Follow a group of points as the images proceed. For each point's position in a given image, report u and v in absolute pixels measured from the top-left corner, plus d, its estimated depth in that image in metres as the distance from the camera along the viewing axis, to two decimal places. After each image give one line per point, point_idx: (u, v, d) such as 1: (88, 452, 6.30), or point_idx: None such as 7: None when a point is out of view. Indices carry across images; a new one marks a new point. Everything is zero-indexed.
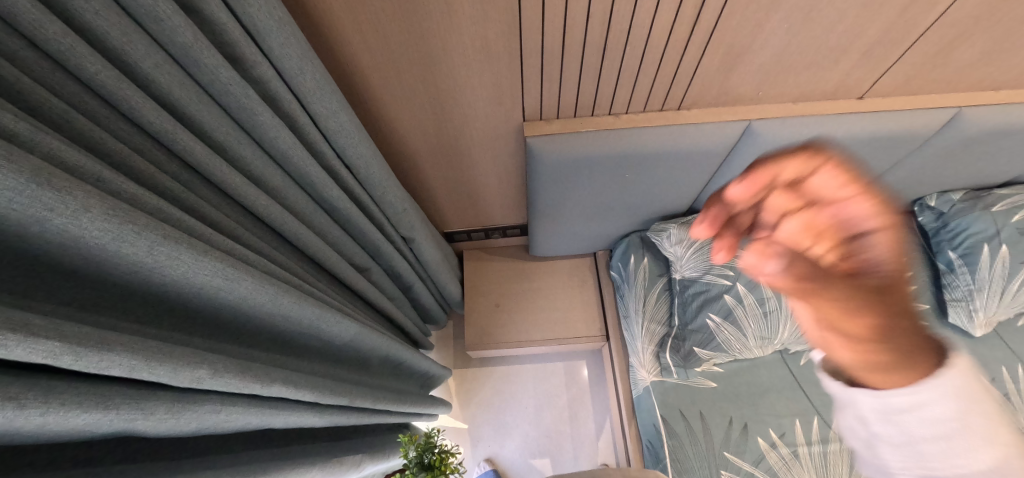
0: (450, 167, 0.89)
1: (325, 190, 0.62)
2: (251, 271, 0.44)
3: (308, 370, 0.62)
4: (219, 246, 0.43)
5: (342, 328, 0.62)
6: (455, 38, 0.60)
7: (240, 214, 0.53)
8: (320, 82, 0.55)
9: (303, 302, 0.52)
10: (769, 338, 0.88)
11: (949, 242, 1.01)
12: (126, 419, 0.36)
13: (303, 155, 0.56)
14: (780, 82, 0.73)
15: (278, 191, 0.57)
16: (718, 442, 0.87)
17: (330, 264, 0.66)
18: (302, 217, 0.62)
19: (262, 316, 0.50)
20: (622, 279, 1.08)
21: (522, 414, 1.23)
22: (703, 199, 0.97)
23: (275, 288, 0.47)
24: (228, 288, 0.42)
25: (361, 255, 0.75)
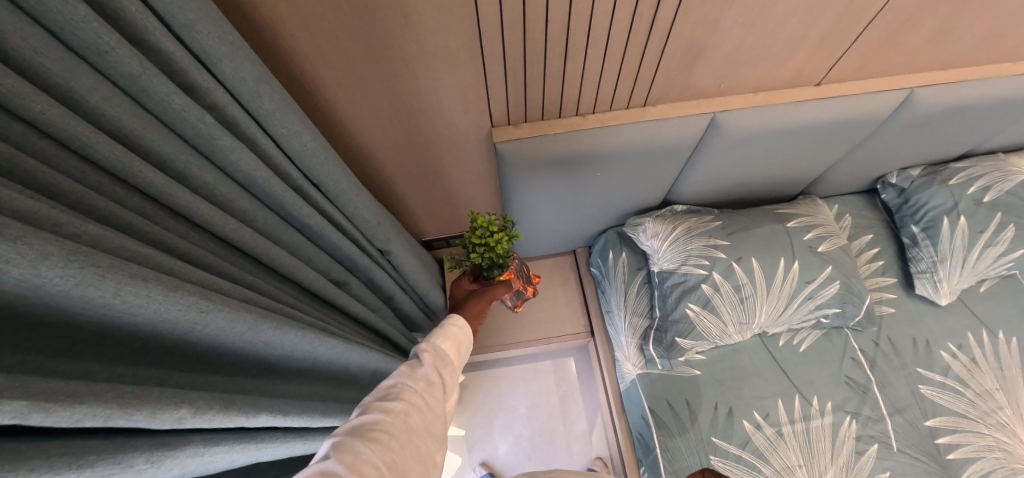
0: (424, 175, 0.89)
1: (296, 210, 0.61)
2: (227, 302, 0.43)
3: (294, 395, 0.60)
4: (190, 278, 0.42)
5: (330, 349, 0.61)
6: (417, 49, 0.60)
7: (209, 241, 0.52)
8: (279, 103, 0.54)
9: (285, 328, 0.51)
10: (747, 323, 0.91)
11: (912, 217, 1.07)
12: (104, 473, 0.35)
13: (269, 176, 0.55)
14: (740, 74, 0.75)
15: (246, 215, 0.55)
16: (705, 429, 0.90)
17: (307, 283, 0.65)
18: (273, 237, 0.61)
19: (244, 348, 0.49)
20: (603, 275, 1.09)
21: (515, 415, 1.23)
22: (675, 192, 1.00)
23: (253, 317, 0.46)
24: (204, 322, 0.41)
25: (339, 271, 0.74)
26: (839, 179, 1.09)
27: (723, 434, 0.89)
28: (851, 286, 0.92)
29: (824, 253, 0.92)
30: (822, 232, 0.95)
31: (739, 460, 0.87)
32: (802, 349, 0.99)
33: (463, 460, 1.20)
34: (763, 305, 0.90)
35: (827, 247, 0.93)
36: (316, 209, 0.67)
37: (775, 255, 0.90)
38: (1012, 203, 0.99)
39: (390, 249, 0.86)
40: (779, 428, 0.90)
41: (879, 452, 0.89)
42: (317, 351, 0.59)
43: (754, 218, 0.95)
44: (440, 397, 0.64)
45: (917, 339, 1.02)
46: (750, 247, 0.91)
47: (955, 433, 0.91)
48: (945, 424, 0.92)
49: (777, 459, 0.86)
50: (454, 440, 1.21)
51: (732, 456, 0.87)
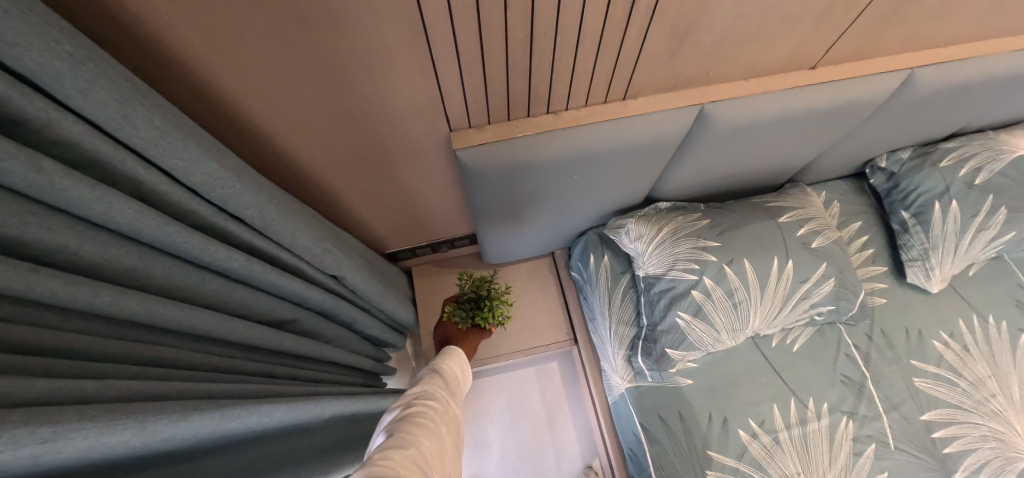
0: (379, 187, 0.78)
1: (208, 254, 0.50)
2: (90, 413, 0.34)
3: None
4: (27, 394, 0.32)
5: (271, 417, 0.51)
6: (346, 51, 0.49)
7: (80, 321, 0.41)
8: (165, 127, 0.42)
9: (193, 417, 0.41)
10: (741, 328, 0.85)
11: (902, 202, 1.01)
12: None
13: (160, 223, 0.43)
14: (728, 59, 0.67)
15: (136, 271, 0.45)
16: (700, 442, 0.84)
17: (233, 335, 0.55)
18: (179, 290, 0.50)
19: (141, 450, 0.40)
20: (584, 280, 1.01)
21: (498, 428, 1.16)
22: (659, 188, 0.93)
23: (140, 418, 0.37)
24: (54, 450, 0.32)
25: (278, 308, 0.65)
26: (828, 165, 1.02)
27: (719, 446, 0.84)
28: (845, 282, 0.87)
29: (818, 249, 0.87)
30: (815, 225, 0.89)
31: (736, 472, 0.82)
32: (796, 348, 0.94)
33: None
34: (758, 309, 0.84)
35: (820, 243, 0.88)
36: (234, 242, 0.57)
37: (768, 255, 0.85)
38: (1003, 184, 0.95)
39: (342, 274, 0.75)
40: (775, 435, 0.85)
41: (878, 452, 0.86)
42: (250, 424, 0.49)
43: (743, 214, 0.89)
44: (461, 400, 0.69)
45: (910, 329, 0.97)
46: (741, 247, 0.84)
47: (951, 427, 0.89)
48: (941, 417, 0.90)
49: (775, 468, 0.82)
50: None
51: (730, 468, 0.82)
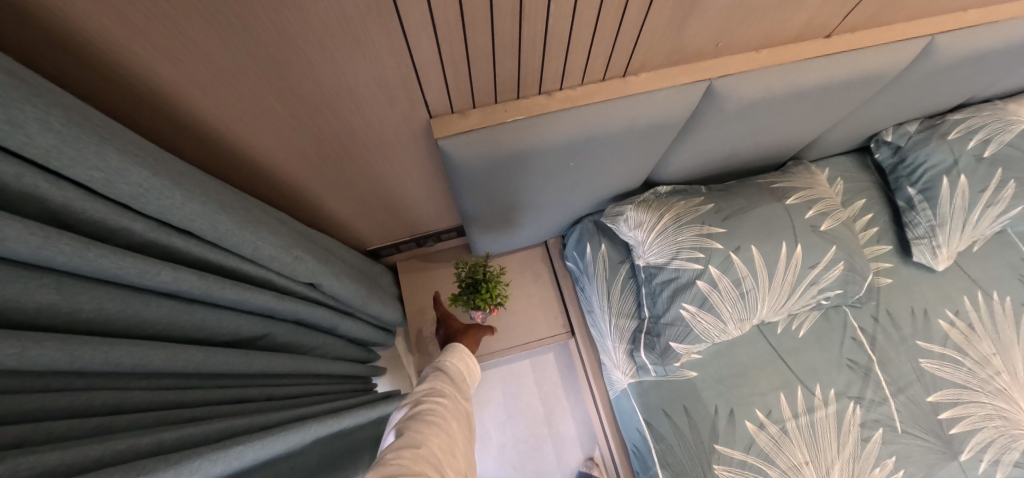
0: (353, 183, 0.71)
1: (147, 278, 0.44)
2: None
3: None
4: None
5: (234, 460, 0.45)
6: (297, 31, 0.42)
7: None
8: (68, 133, 0.35)
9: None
10: (748, 318, 0.81)
11: (908, 178, 0.96)
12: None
13: (77, 248, 0.37)
14: (738, 29, 0.60)
15: (56, 306, 0.39)
16: (706, 436, 0.81)
17: (188, 362, 0.49)
18: (116, 320, 0.44)
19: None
20: (580, 271, 0.95)
21: (496, 423, 1.12)
22: (659, 171, 0.87)
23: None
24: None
25: (244, 324, 0.59)
26: (832, 141, 0.97)
27: (726, 440, 0.81)
28: (853, 265, 0.84)
29: (827, 233, 0.83)
30: (823, 207, 0.85)
31: (743, 466, 0.79)
32: (802, 334, 0.90)
33: None
34: (765, 297, 0.80)
35: (828, 225, 0.83)
36: (180, 255, 0.50)
37: (776, 240, 0.80)
38: (1012, 155, 0.90)
39: (319, 282, 0.69)
40: (783, 425, 0.83)
41: (885, 437, 0.84)
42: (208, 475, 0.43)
43: (749, 198, 0.84)
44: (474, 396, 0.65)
45: (915, 309, 0.94)
46: (747, 233, 0.80)
47: (955, 407, 0.88)
48: (946, 398, 0.88)
49: (784, 459, 0.80)
50: None
51: (737, 462, 0.79)
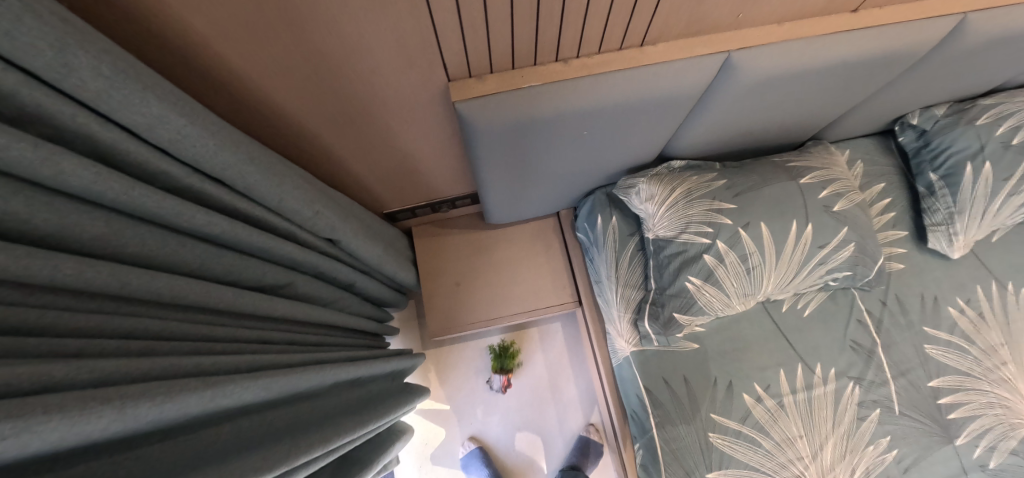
0: (373, 145, 0.74)
1: (183, 219, 0.47)
2: (56, 403, 0.31)
3: (221, 448, 0.50)
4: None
5: (260, 390, 0.49)
6: None
7: (44, 295, 0.38)
8: (116, 80, 0.38)
9: (178, 398, 0.39)
10: (752, 293, 0.82)
11: (930, 163, 0.94)
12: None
13: (127, 186, 0.40)
14: (759, 2, 0.59)
15: (105, 239, 0.42)
16: (704, 405, 0.84)
17: (222, 303, 0.53)
18: (158, 260, 0.48)
19: (125, 435, 0.37)
20: (590, 242, 0.96)
21: (501, 387, 1.16)
22: (673, 146, 0.87)
23: (113, 405, 0.34)
24: (19, 445, 0.29)
25: (269, 274, 0.62)
26: (854, 122, 0.95)
27: (722, 410, 0.84)
28: (865, 247, 0.83)
29: (840, 213, 0.82)
30: (839, 188, 0.84)
31: (738, 435, 0.82)
32: (807, 313, 0.90)
33: (450, 434, 1.14)
34: (771, 274, 0.81)
35: (842, 206, 0.83)
36: (216, 206, 0.53)
37: (787, 218, 0.80)
38: None
39: (338, 238, 0.73)
40: (780, 399, 0.85)
41: (881, 417, 0.86)
42: (240, 398, 0.47)
43: (762, 175, 0.84)
44: None
45: (926, 296, 0.93)
46: (759, 210, 0.80)
47: (957, 393, 0.88)
48: (948, 384, 0.89)
49: (777, 431, 0.83)
50: (437, 412, 1.15)
51: (732, 431, 0.82)
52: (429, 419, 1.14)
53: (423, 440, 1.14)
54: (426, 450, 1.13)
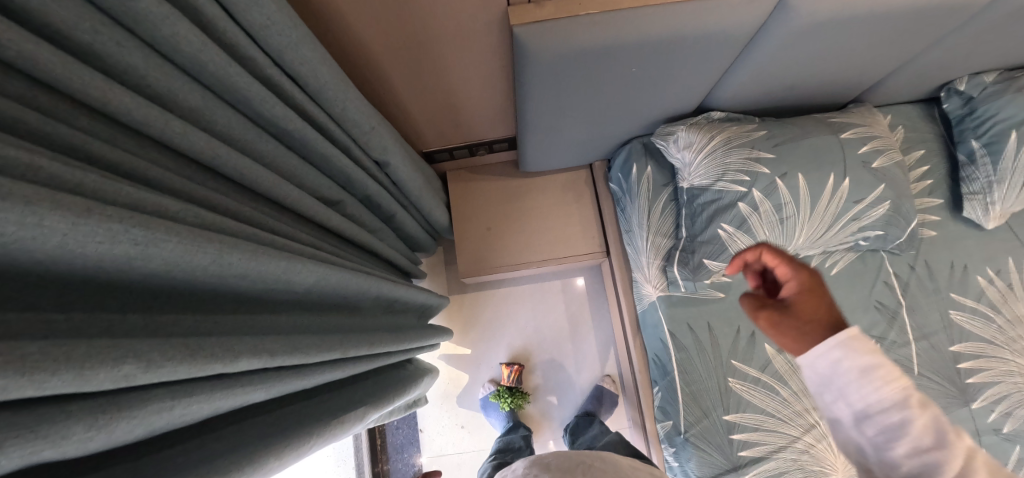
0: (427, 79, 0.75)
1: (264, 108, 0.49)
2: (175, 228, 0.33)
3: (289, 327, 0.52)
4: (114, 198, 0.31)
5: (315, 277, 0.52)
6: None
7: (152, 151, 0.40)
8: None
9: (261, 258, 0.42)
10: (784, 245, 0.83)
11: (973, 131, 0.91)
12: (19, 456, 0.25)
13: (226, 62, 0.42)
14: None
15: (207, 117, 0.44)
16: (725, 352, 0.87)
17: (296, 204, 0.56)
18: (243, 148, 0.49)
19: (211, 285, 0.41)
20: (623, 192, 0.98)
21: (523, 334, 1.21)
22: (715, 96, 0.87)
23: (216, 247, 0.36)
24: (145, 255, 0.32)
25: (327, 187, 0.64)
26: (899, 86, 0.93)
27: (744, 357, 0.87)
28: (900, 207, 0.83)
29: (879, 170, 0.82)
30: (879, 145, 0.84)
31: (756, 382, 0.86)
32: (834, 272, 0.92)
33: (471, 377, 1.20)
34: (804, 226, 0.82)
35: (882, 163, 0.83)
36: (293, 107, 0.55)
37: (823, 172, 0.80)
38: None
39: (387, 161, 0.76)
40: None
41: None
42: (304, 280, 0.50)
43: (803, 128, 0.83)
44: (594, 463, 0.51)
45: (957, 263, 0.94)
46: (796, 161, 0.80)
47: (978, 359, 0.89)
48: (969, 350, 0.90)
49: (795, 381, 0.86)
50: (460, 358, 1.21)
51: (751, 378, 0.86)
52: (451, 364, 1.20)
53: (446, 381, 1.20)
54: (448, 391, 1.20)
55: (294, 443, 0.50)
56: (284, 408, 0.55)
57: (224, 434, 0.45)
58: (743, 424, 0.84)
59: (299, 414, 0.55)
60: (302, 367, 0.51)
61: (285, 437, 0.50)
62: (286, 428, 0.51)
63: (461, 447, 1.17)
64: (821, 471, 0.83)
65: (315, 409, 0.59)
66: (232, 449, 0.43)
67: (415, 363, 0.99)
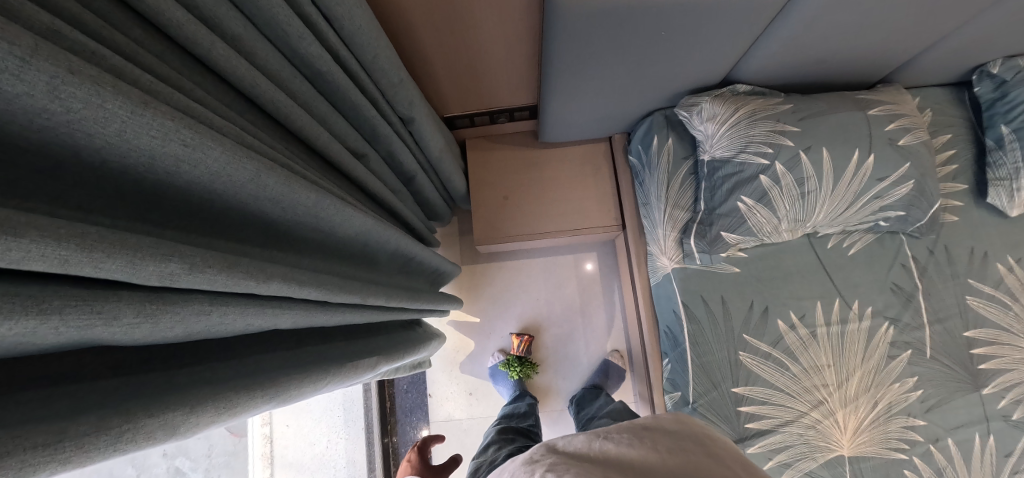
0: (455, 40, 0.73)
1: (301, 45, 0.49)
2: (219, 137, 0.32)
3: (312, 268, 0.51)
4: (166, 99, 0.30)
5: (348, 218, 0.53)
6: None
7: (195, 74, 0.39)
8: None
9: (295, 186, 0.41)
10: (803, 221, 0.84)
11: (1004, 116, 0.87)
12: (78, 326, 0.26)
13: None
14: None
15: (249, 49, 0.43)
16: (738, 325, 0.90)
17: (337, 158, 0.56)
18: (277, 83, 0.49)
19: (245, 207, 0.40)
20: (642, 165, 0.99)
21: (534, 304, 1.27)
22: (742, 69, 0.85)
23: (256, 165, 0.36)
24: (193, 160, 0.31)
25: (355, 137, 0.63)
26: (931, 65, 0.90)
27: (755, 331, 0.89)
28: (923, 188, 0.82)
29: (905, 147, 0.81)
30: (906, 123, 0.82)
31: (767, 356, 0.88)
32: (851, 253, 0.92)
33: (480, 345, 1.27)
34: (824, 201, 0.82)
35: (908, 141, 0.81)
36: (328, 52, 0.55)
37: (849, 146, 0.80)
38: None
39: (412, 117, 0.77)
40: (813, 329, 0.88)
41: (911, 358, 0.87)
42: (335, 218, 0.51)
43: (830, 102, 0.82)
44: (618, 461, 0.49)
45: (976, 250, 0.91)
46: (823, 135, 0.80)
47: (991, 346, 0.87)
48: (984, 336, 0.88)
49: (806, 358, 0.87)
50: (470, 325, 1.27)
51: (762, 352, 0.88)
52: (462, 330, 1.27)
53: (455, 349, 1.27)
54: (459, 358, 1.27)
55: (321, 378, 0.52)
56: (321, 347, 0.57)
57: (258, 358, 0.47)
58: (751, 397, 0.87)
59: (330, 352, 0.57)
60: (327, 303, 0.51)
61: (313, 369, 0.51)
62: (319, 362, 0.53)
63: (469, 414, 1.24)
64: (827, 448, 0.84)
65: (331, 353, 0.58)
66: (254, 374, 0.44)
67: (423, 327, 0.99)
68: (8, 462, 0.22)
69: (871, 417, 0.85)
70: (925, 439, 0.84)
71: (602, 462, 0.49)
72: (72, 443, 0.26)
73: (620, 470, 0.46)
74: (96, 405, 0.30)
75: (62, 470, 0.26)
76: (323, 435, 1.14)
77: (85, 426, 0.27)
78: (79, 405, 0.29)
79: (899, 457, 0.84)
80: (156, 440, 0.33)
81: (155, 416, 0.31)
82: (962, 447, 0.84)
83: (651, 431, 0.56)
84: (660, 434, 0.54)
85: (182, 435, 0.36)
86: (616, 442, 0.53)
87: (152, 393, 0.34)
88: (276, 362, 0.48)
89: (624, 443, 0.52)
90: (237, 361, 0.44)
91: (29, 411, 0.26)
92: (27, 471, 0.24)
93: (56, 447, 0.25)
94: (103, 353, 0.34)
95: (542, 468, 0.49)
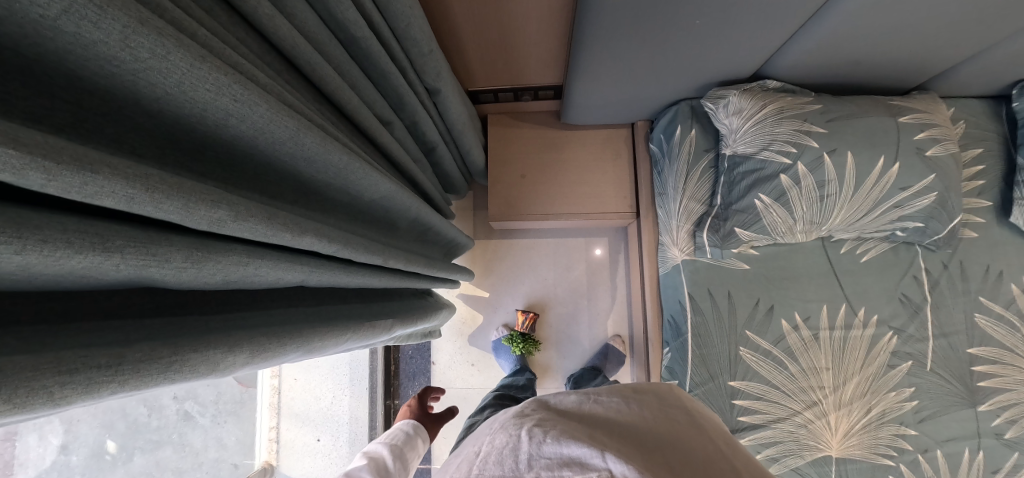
0: (484, 15, 0.73)
1: (339, 8, 0.49)
2: (264, 94, 0.33)
3: (339, 227, 0.53)
4: (218, 54, 0.31)
5: (379, 182, 0.54)
6: None
7: (238, 31, 0.40)
8: None
9: (329, 146, 0.42)
10: (818, 224, 0.85)
11: None
12: (135, 265, 0.26)
13: None
14: None
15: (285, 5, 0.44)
16: (741, 321, 0.91)
17: (366, 123, 0.58)
18: (317, 46, 0.49)
19: (281, 163, 0.41)
20: (662, 154, 0.99)
21: (540, 284, 1.30)
22: (772, 65, 0.84)
23: (295, 124, 0.37)
24: (240, 115, 0.32)
25: (383, 104, 0.64)
26: (969, 77, 0.88)
27: (758, 329, 0.91)
28: (946, 201, 0.81)
29: (932, 159, 0.79)
30: (937, 133, 0.80)
31: (767, 354, 0.89)
32: (864, 260, 0.92)
33: (487, 319, 1.30)
34: (843, 206, 0.82)
35: (936, 153, 0.80)
36: (363, 15, 0.55)
37: (875, 152, 0.79)
38: None
39: (438, 89, 0.78)
40: (816, 332, 0.90)
41: (910, 369, 0.88)
42: (365, 182, 0.52)
43: (860, 106, 0.81)
44: (605, 424, 0.50)
45: (991, 269, 0.90)
46: (850, 139, 0.79)
47: (992, 364, 0.87)
48: (988, 354, 0.88)
49: (805, 359, 0.89)
50: (476, 299, 1.31)
51: (762, 349, 0.90)
52: (468, 302, 1.31)
53: (463, 321, 1.31)
54: (466, 330, 1.31)
55: (348, 332, 0.54)
56: (344, 303, 0.59)
57: (290, 307, 0.49)
58: (746, 392, 0.89)
59: (354, 308, 0.60)
60: (349, 264, 0.53)
61: (338, 320, 0.53)
62: (342, 314, 0.55)
63: (470, 383, 1.29)
64: (816, 447, 0.87)
65: (352, 312, 0.59)
66: (283, 322, 0.44)
67: (434, 297, 1.01)
68: (77, 378, 0.24)
69: (862, 422, 0.86)
70: (915, 449, 0.86)
71: (591, 422, 0.51)
72: (130, 367, 0.27)
73: (606, 430, 0.49)
74: (149, 336, 0.31)
75: (120, 390, 0.28)
76: (330, 391, 1.21)
77: (140, 353, 0.28)
78: (128, 337, 0.30)
79: (887, 463, 0.85)
80: (199, 373, 0.34)
81: (199, 352, 0.32)
82: (950, 459, 0.85)
83: (641, 393, 0.58)
84: (649, 397, 0.57)
85: (219, 372, 0.37)
86: (606, 405, 0.55)
87: (193, 330, 0.34)
88: (307, 308, 0.51)
89: (612, 406, 0.54)
90: (276, 309, 0.47)
91: (95, 338, 0.28)
92: (94, 387, 0.25)
93: (116, 370, 0.26)
94: (148, 292, 0.35)
95: (530, 422, 0.51)
